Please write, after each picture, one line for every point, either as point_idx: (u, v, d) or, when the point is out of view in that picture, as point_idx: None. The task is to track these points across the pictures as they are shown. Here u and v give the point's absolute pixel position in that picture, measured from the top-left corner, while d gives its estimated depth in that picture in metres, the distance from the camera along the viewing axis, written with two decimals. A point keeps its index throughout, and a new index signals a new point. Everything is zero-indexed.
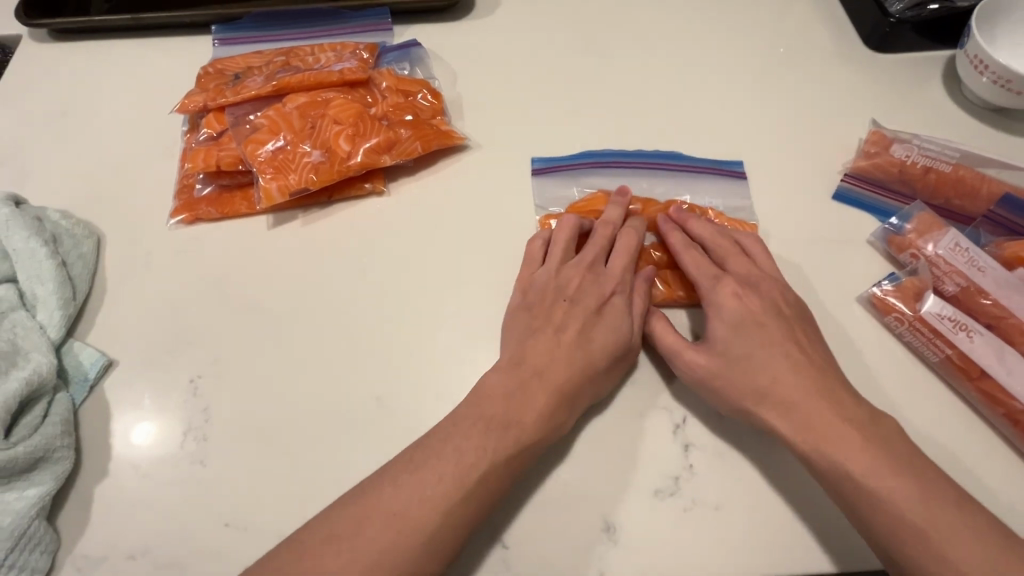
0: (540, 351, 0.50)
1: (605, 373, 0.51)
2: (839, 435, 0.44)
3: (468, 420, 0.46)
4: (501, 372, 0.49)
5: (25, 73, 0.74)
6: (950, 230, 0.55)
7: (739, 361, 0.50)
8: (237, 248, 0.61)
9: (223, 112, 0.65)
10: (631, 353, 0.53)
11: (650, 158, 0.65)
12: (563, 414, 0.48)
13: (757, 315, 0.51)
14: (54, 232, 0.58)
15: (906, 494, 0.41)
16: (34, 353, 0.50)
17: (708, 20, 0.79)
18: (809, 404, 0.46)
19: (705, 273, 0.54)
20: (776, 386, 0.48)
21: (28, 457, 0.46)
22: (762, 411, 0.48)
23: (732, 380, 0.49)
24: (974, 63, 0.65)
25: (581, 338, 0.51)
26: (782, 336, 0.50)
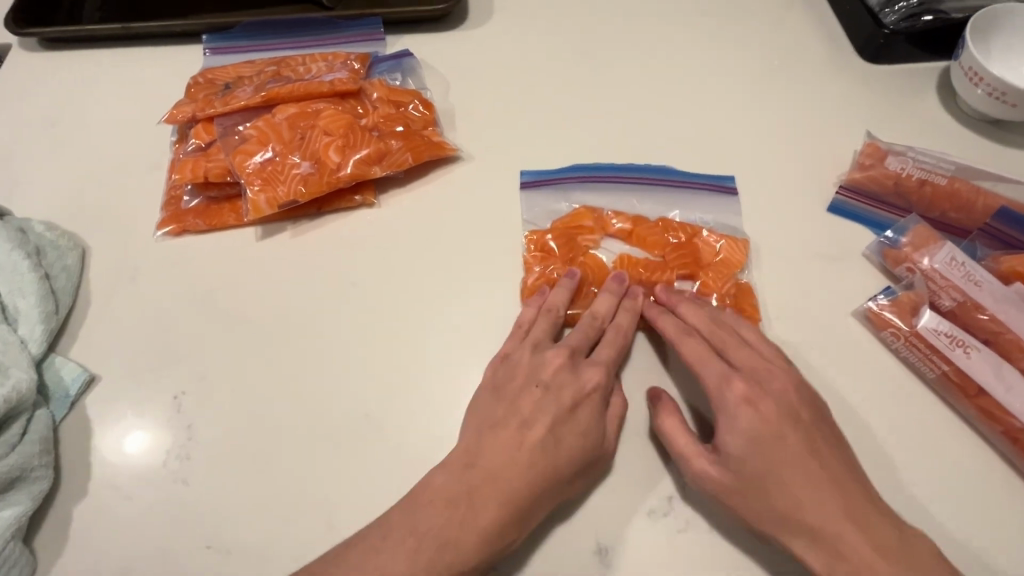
0: (496, 454, 0.46)
1: (568, 484, 0.46)
2: (874, 572, 0.41)
3: (435, 502, 0.44)
4: (450, 473, 0.46)
5: (14, 82, 0.73)
6: (946, 243, 0.55)
7: (759, 484, 0.45)
8: (224, 260, 0.60)
9: (212, 122, 0.64)
10: (599, 461, 0.48)
11: (642, 171, 0.65)
12: (514, 533, 0.44)
13: (773, 427, 0.46)
14: (38, 245, 0.57)
15: None
16: (14, 368, 0.49)
17: (702, 31, 0.78)
18: (839, 532, 0.42)
19: (712, 370, 0.50)
20: (803, 513, 0.43)
21: (5, 477, 0.45)
22: (787, 538, 0.44)
23: (750, 502, 0.45)
24: (968, 75, 0.65)
25: (547, 438, 0.47)
26: (802, 453, 0.45)
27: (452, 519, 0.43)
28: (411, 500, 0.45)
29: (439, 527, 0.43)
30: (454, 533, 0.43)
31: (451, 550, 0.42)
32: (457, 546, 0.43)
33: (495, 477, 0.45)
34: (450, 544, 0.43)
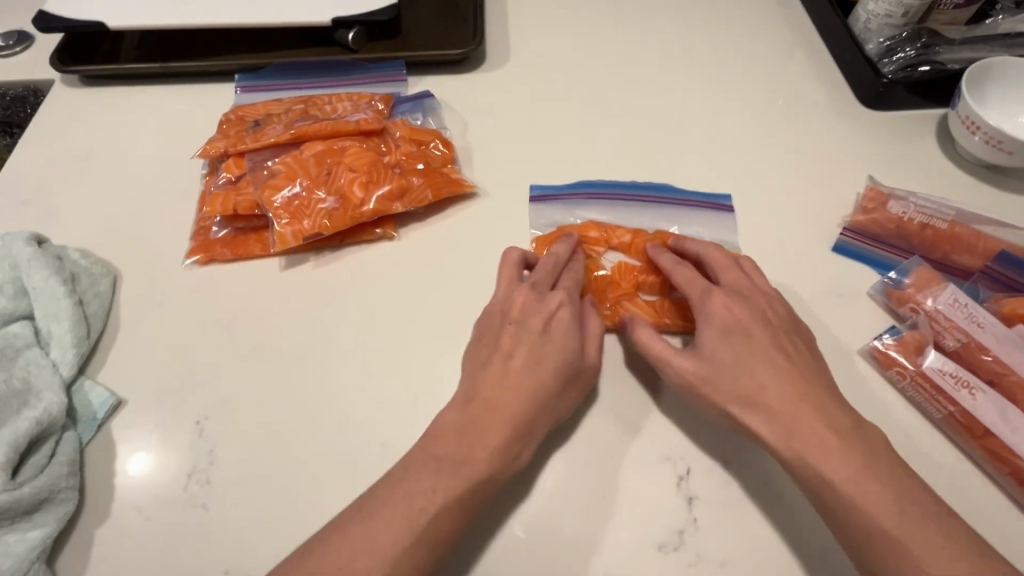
0: (490, 385, 0.50)
1: (559, 397, 0.51)
2: (825, 445, 0.45)
3: (449, 435, 0.48)
4: (455, 409, 0.50)
5: (55, 116, 0.77)
6: (948, 285, 0.56)
7: (726, 369, 0.50)
8: (249, 290, 0.62)
9: (242, 157, 0.68)
10: (581, 378, 0.53)
11: (647, 194, 0.68)
12: (522, 447, 0.48)
13: (746, 324, 0.52)
14: (73, 271, 0.59)
15: (885, 503, 0.42)
16: (46, 392, 0.51)
17: (709, 77, 0.82)
18: (795, 413, 0.47)
19: (696, 286, 0.55)
20: (766, 394, 0.48)
21: (34, 497, 0.46)
22: (749, 418, 0.48)
23: (719, 388, 0.50)
24: (965, 124, 0.67)
25: (530, 361, 0.51)
26: (768, 344, 0.51)
27: (461, 443, 0.47)
28: (425, 440, 0.48)
29: (452, 452, 0.47)
30: (468, 455, 0.46)
31: (471, 470, 0.46)
32: (475, 466, 0.46)
33: (499, 402, 0.49)
34: (466, 463, 0.46)
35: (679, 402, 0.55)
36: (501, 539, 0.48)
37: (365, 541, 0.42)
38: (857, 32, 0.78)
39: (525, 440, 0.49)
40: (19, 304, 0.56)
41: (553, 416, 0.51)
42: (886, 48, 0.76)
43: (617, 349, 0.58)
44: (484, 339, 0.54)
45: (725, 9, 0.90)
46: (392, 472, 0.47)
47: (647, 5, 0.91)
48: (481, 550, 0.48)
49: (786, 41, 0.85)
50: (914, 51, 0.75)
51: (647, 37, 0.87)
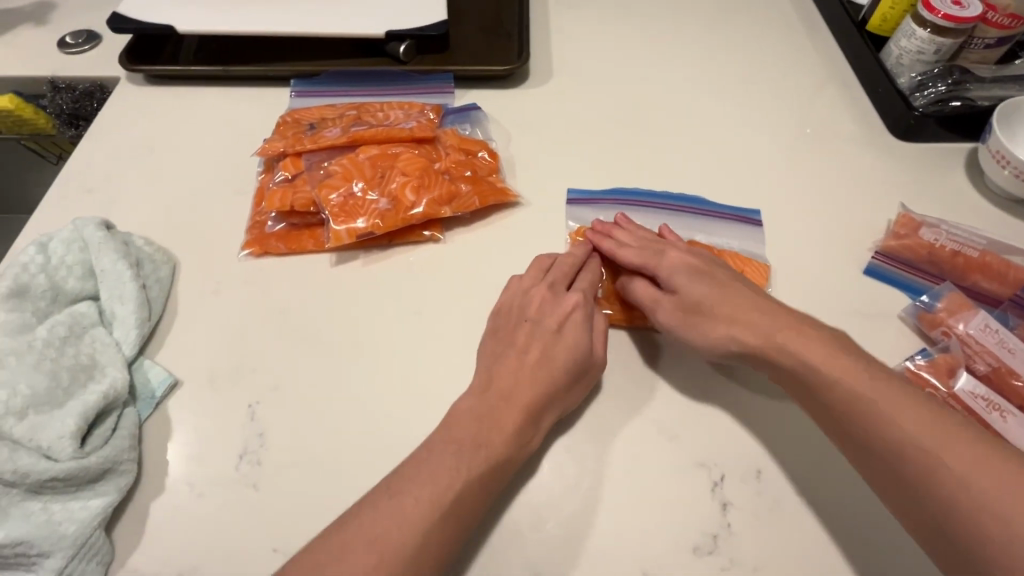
0: (504, 375, 0.53)
1: (569, 392, 0.54)
2: (781, 326, 0.53)
3: (466, 420, 0.50)
4: (470, 398, 0.52)
5: (120, 111, 0.81)
6: (979, 311, 0.58)
7: (702, 303, 0.56)
8: (301, 283, 0.65)
9: (299, 157, 0.71)
10: (590, 372, 0.56)
11: (681, 207, 0.71)
12: (533, 431, 0.51)
13: (706, 268, 0.59)
14: (138, 257, 0.62)
15: (816, 350, 0.50)
16: (111, 367, 0.54)
17: (742, 103, 0.85)
18: (764, 318, 0.54)
19: (652, 251, 0.61)
20: (739, 314, 0.55)
21: (99, 467, 0.48)
22: (735, 338, 0.54)
23: (707, 317, 0.56)
24: (995, 158, 0.70)
25: (543, 359, 0.54)
26: (728, 280, 0.58)
27: (481, 427, 0.49)
28: (444, 425, 0.50)
29: (472, 435, 0.49)
30: (487, 439, 0.49)
31: (485, 451, 0.48)
32: (491, 448, 0.48)
33: (509, 391, 0.52)
34: (483, 447, 0.48)
35: (714, 410, 0.56)
36: (540, 533, 0.50)
37: (395, 518, 0.44)
38: (888, 66, 0.81)
39: (535, 424, 0.52)
40: (86, 284, 0.59)
41: (562, 408, 0.54)
42: (918, 83, 0.79)
43: (655, 355, 0.60)
44: (497, 335, 0.57)
45: (758, 39, 0.94)
46: (415, 455, 0.48)
47: (683, 33, 0.94)
48: (522, 541, 0.50)
49: (817, 72, 0.88)
50: (945, 87, 0.77)
51: (683, 63, 0.90)
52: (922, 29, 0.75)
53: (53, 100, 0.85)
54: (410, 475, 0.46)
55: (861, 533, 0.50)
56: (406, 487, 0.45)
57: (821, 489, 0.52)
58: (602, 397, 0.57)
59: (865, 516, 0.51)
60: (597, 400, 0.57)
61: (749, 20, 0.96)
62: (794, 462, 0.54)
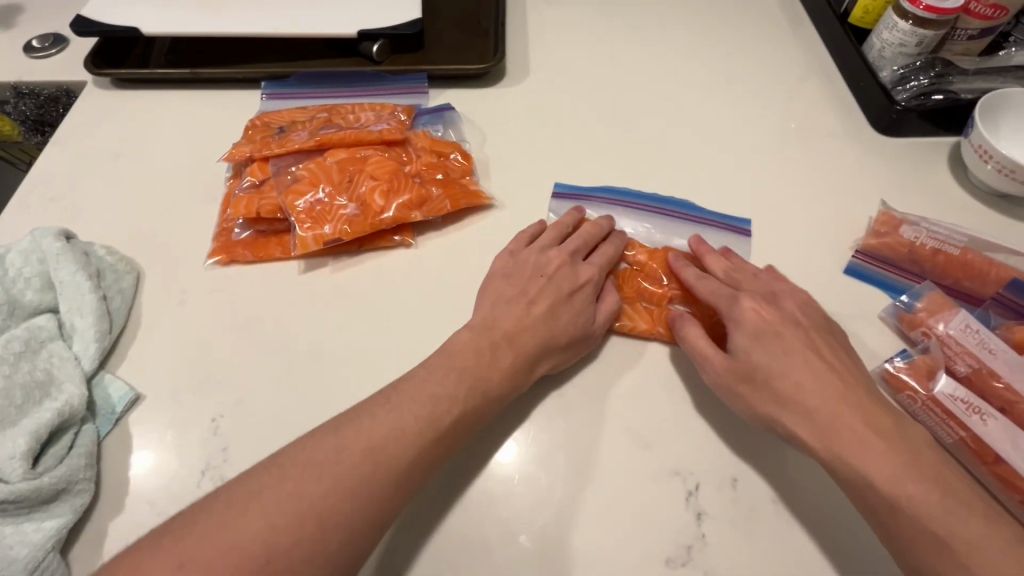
0: (510, 315, 0.55)
1: (564, 352, 0.55)
2: (822, 405, 0.48)
3: (468, 349, 0.52)
4: (470, 331, 0.54)
5: (86, 116, 0.79)
6: (959, 310, 0.57)
7: (761, 372, 0.51)
8: (268, 292, 0.63)
9: (266, 162, 0.69)
10: (588, 341, 0.57)
11: (667, 209, 0.69)
12: (528, 373, 0.53)
13: (782, 328, 0.53)
14: (99, 267, 0.61)
15: (843, 429, 0.46)
16: (68, 383, 0.52)
17: (723, 99, 0.83)
18: (831, 410, 0.47)
19: (721, 296, 0.56)
20: (801, 395, 0.49)
21: (52, 487, 0.47)
22: (785, 419, 0.49)
23: (756, 386, 0.51)
24: (978, 152, 0.68)
25: (549, 314, 0.56)
26: (800, 346, 0.51)
27: (481, 359, 0.51)
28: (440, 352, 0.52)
29: (473, 363, 0.51)
30: (487, 373, 0.51)
31: (478, 373, 0.50)
32: (489, 379, 0.51)
33: (511, 331, 0.54)
34: (482, 379, 0.50)
35: (690, 418, 0.55)
36: (508, 545, 0.49)
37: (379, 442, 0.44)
38: (871, 60, 0.79)
39: (531, 366, 0.53)
40: (44, 297, 0.57)
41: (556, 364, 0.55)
42: (900, 76, 0.78)
43: (629, 361, 0.59)
44: (496, 296, 0.57)
45: (739, 33, 0.92)
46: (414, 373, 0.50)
47: (662, 28, 0.93)
48: (490, 555, 0.48)
49: (800, 67, 0.87)
50: (927, 80, 0.76)
51: (662, 59, 0.88)
52: (904, 21, 0.73)
53: (17, 106, 0.84)
54: (410, 395, 0.48)
55: (838, 543, 0.49)
56: (402, 405, 0.47)
57: (797, 497, 0.51)
58: (574, 405, 0.56)
59: (843, 524, 0.50)
60: (570, 409, 0.56)
61: (731, 14, 0.95)
62: (770, 470, 0.52)
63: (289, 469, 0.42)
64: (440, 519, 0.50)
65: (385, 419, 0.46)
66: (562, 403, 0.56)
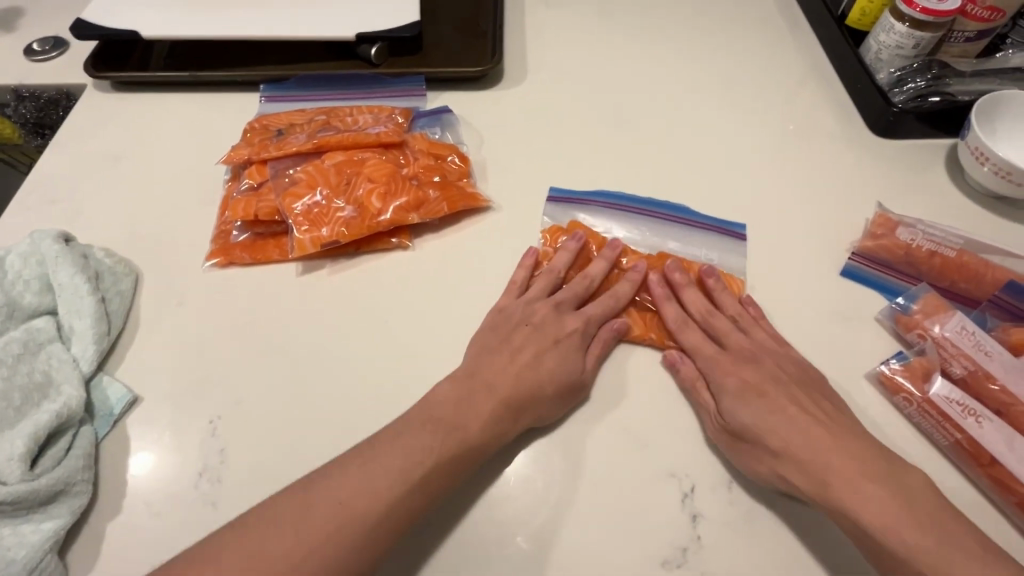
0: (493, 368, 0.54)
1: (549, 403, 0.53)
2: (815, 461, 0.47)
3: (443, 402, 0.51)
4: (448, 384, 0.53)
5: (86, 118, 0.80)
6: (955, 313, 0.57)
7: (752, 434, 0.50)
8: (266, 294, 0.63)
9: (265, 165, 0.70)
10: (575, 390, 0.55)
11: (664, 213, 0.69)
12: (511, 423, 0.52)
13: (767, 386, 0.53)
14: (97, 269, 0.61)
15: (839, 483, 0.46)
16: (66, 385, 0.52)
17: (720, 100, 0.83)
18: (826, 463, 0.47)
19: (704, 351, 0.56)
20: (794, 452, 0.48)
21: (50, 489, 0.47)
22: (783, 477, 0.49)
23: (750, 446, 0.50)
24: (975, 154, 0.68)
25: (533, 362, 0.55)
26: (784, 401, 0.51)
27: (454, 410, 0.51)
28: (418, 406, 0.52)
29: (443, 417, 0.50)
30: (461, 425, 0.50)
31: (456, 434, 0.49)
32: (466, 431, 0.49)
33: (490, 383, 0.53)
34: (456, 429, 0.49)
35: (686, 419, 0.55)
36: (503, 546, 0.49)
37: (351, 496, 0.45)
38: (868, 62, 0.80)
39: (516, 419, 0.52)
40: (43, 299, 0.57)
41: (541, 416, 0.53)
42: (897, 78, 0.77)
43: (626, 363, 0.59)
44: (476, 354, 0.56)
45: (737, 34, 0.92)
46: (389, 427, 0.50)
47: (660, 29, 0.93)
48: (485, 556, 0.49)
49: (797, 68, 0.87)
50: (924, 82, 0.76)
51: (660, 61, 0.89)
52: (901, 23, 0.73)
53: (17, 110, 0.85)
54: (383, 448, 0.48)
55: (833, 545, 0.49)
56: (377, 460, 0.47)
57: (792, 498, 0.51)
58: (571, 406, 0.56)
59: (839, 526, 0.50)
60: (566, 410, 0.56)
61: (729, 16, 0.95)
62: None
63: (254, 526, 0.43)
64: (436, 520, 0.50)
65: (355, 474, 0.46)
66: None
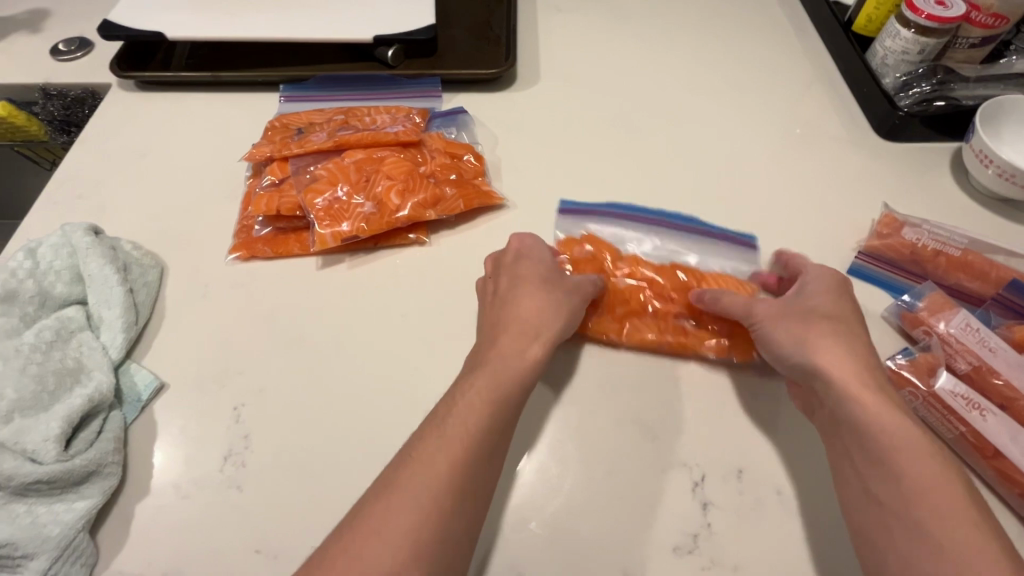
0: (518, 299, 0.56)
1: (545, 291, 0.56)
2: (861, 352, 0.51)
3: (532, 297, 0.55)
4: (499, 316, 0.55)
5: (111, 116, 0.82)
6: (960, 310, 0.58)
7: (820, 311, 0.53)
8: (287, 287, 0.65)
9: (286, 162, 0.72)
10: (567, 284, 0.58)
11: (677, 224, 0.70)
12: (530, 342, 0.52)
13: (843, 292, 0.56)
14: (125, 261, 0.63)
15: (876, 378, 0.49)
16: (97, 371, 0.54)
17: (729, 104, 0.85)
18: (872, 359, 0.51)
19: (815, 265, 0.59)
20: (851, 337, 0.52)
21: (83, 469, 0.49)
22: (829, 346, 0.50)
23: (809, 318, 0.53)
24: (979, 157, 0.70)
25: (511, 287, 0.57)
26: (860, 316, 0.55)
27: (537, 320, 0.54)
28: (503, 328, 0.54)
29: (531, 327, 0.53)
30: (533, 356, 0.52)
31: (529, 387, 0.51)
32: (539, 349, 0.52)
33: (506, 297, 0.56)
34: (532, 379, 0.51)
35: (695, 410, 0.57)
36: (519, 530, 0.50)
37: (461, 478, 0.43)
38: (874, 67, 0.81)
39: (533, 338, 0.53)
40: (74, 289, 0.59)
41: (550, 309, 0.55)
42: (903, 83, 0.79)
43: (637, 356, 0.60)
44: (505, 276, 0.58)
45: (746, 40, 0.94)
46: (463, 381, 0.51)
47: (670, 34, 0.95)
48: (501, 539, 0.50)
49: (805, 73, 0.89)
50: (929, 87, 0.78)
51: (671, 65, 0.90)
52: (906, 29, 0.75)
53: (45, 107, 0.86)
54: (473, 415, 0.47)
55: (840, 534, 0.50)
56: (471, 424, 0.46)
57: (800, 487, 0.53)
58: (584, 397, 0.58)
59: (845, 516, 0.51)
60: (580, 401, 0.57)
61: (738, 21, 0.97)
62: (772, 463, 0.54)
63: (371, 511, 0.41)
64: None
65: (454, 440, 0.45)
66: (573, 396, 0.58)
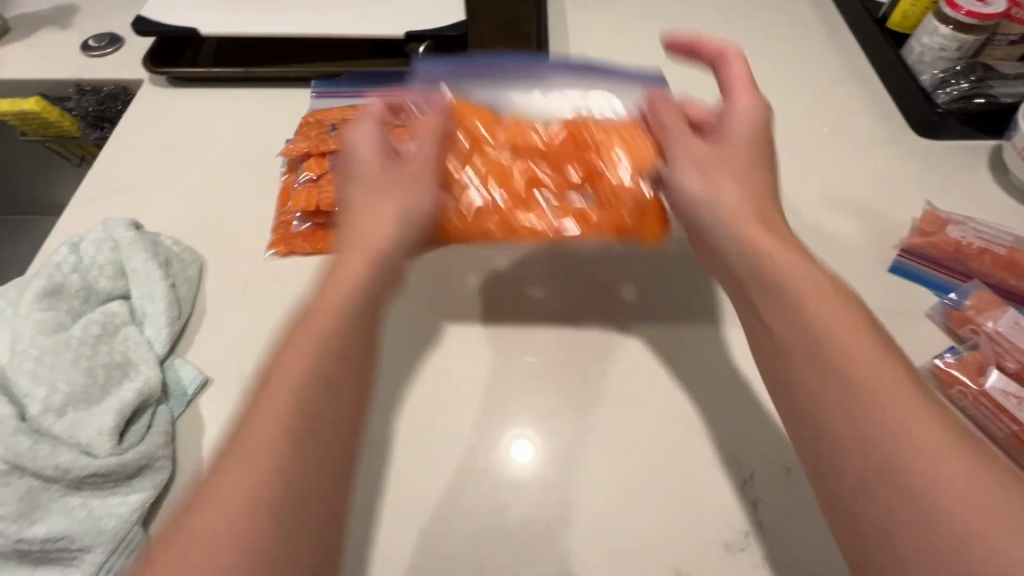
0: (382, 192, 0.53)
1: (409, 191, 0.53)
2: (748, 229, 0.49)
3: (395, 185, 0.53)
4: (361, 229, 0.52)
5: (145, 112, 0.82)
6: (1009, 308, 0.57)
7: (690, 192, 0.52)
8: (328, 282, 0.65)
9: (323, 158, 0.71)
10: (412, 182, 0.53)
11: (588, 68, 0.61)
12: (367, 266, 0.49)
13: (742, 155, 0.53)
14: (167, 256, 0.63)
15: (790, 260, 0.46)
16: (145, 366, 0.55)
17: (762, 100, 0.85)
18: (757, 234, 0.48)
19: (675, 125, 0.55)
20: (723, 208, 0.50)
21: (136, 463, 0.49)
22: (713, 216, 0.51)
23: (678, 190, 0.53)
24: (1021, 155, 0.70)
25: (372, 179, 0.54)
26: (759, 170, 0.53)
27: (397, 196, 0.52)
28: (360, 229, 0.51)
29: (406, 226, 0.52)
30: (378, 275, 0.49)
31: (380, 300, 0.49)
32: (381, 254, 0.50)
33: (364, 221, 0.52)
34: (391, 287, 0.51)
35: (740, 407, 0.57)
36: (569, 525, 0.51)
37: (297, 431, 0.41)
38: (910, 63, 0.81)
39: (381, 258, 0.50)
40: (117, 283, 0.59)
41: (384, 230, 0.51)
42: (941, 79, 0.78)
43: (680, 354, 0.61)
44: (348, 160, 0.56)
45: (776, 36, 0.93)
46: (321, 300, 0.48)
47: (700, 30, 0.94)
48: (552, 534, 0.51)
49: (837, 69, 0.88)
50: (968, 84, 0.77)
51: None
52: (944, 26, 0.75)
53: (79, 102, 0.86)
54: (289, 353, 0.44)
55: None
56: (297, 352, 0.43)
57: None
58: (628, 395, 0.58)
59: None
60: (625, 398, 0.58)
61: (767, 18, 0.96)
62: None
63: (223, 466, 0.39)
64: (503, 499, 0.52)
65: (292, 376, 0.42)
66: (618, 394, 0.58)
